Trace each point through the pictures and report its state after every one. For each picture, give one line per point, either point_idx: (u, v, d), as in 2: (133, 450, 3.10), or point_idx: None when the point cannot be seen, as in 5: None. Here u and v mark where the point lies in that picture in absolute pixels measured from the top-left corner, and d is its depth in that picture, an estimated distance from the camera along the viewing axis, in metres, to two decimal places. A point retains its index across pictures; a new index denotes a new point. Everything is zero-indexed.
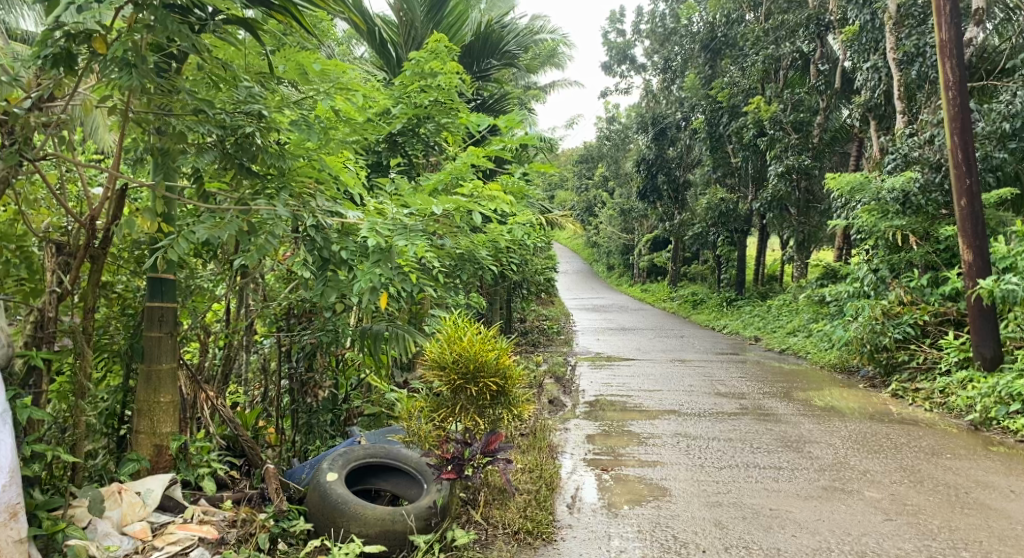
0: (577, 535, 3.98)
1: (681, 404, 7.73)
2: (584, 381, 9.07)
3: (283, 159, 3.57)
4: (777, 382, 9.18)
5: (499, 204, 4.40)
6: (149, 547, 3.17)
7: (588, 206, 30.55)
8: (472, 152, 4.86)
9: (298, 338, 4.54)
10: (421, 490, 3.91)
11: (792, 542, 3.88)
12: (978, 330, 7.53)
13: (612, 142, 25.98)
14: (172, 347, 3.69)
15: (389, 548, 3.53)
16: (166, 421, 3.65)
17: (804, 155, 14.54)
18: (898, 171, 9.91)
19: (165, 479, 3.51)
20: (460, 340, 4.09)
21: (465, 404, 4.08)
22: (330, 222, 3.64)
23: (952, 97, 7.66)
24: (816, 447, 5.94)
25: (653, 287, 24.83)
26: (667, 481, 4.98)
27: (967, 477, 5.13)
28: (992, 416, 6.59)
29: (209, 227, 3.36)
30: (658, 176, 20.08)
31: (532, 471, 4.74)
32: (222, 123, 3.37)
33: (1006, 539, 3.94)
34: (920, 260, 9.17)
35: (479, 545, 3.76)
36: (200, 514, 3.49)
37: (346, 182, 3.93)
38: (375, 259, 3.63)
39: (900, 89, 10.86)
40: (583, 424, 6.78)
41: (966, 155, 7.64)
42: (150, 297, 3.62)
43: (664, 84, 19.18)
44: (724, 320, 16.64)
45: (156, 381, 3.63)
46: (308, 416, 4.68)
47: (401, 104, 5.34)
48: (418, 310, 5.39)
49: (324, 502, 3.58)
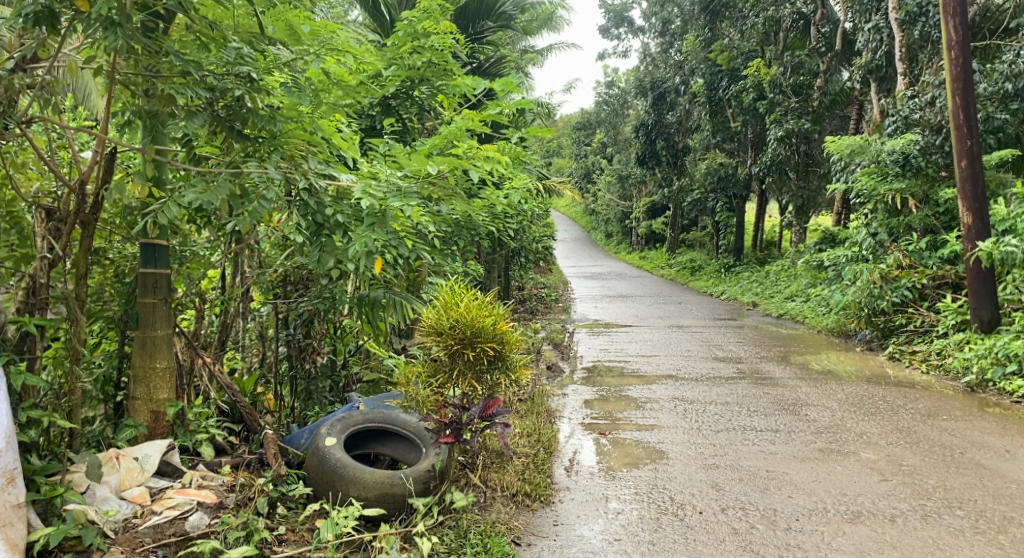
0: (574, 498, 4.02)
1: (679, 368, 7.79)
2: (582, 347, 9.10)
3: (274, 122, 3.49)
4: (774, 346, 9.22)
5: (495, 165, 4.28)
6: (147, 512, 3.17)
7: (586, 172, 30.36)
8: (466, 117, 4.79)
9: (295, 305, 4.53)
10: (420, 454, 3.91)
11: (788, 503, 3.90)
12: (975, 293, 7.55)
13: (610, 107, 25.74)
14: (167, 314, 3.66)
15: (387, 512, 3.52)
16: (162, 387, 3.64)
17: (803, 118, 14.41)
18: (898, 134, 9.85)
19: (162, 444, 3.48)
20: (456, 307, 4.03)
21: (463, 369, 4.05)
22: (324, 185, 3.60)
23: (955, 56, 7.53)
24: (812, 410, 5.98)
25: (650, 255, 24.83)
26: (664, 444, 5.02)
27: (963, 438, 5.16)
28: (988, 378, 6.64)
29: (200, 191, 3.30)
30: (657, 141, 19.94)
31: (530, 435, 4.75)
32: (211, 86, 3.30)
33: (1000, 498, 3.96)
34: (919, 224, 9.24)
35: (478, 507, 3.77)
36: (198, 479, 3.49)
37: (339, 145, 3.84)
38: (369, 224, 3.57)
39: (902, 50, 10.70)
40: (580, 389, 6.81)
41: (968, 116, 7.55)
42: (143, 263, 3.59)
43: (662, 47, 18.93)
44: (722, 286, 16.66)
45: (152, 347, 3.61)
46: (307, 383, 4.66)
47: (394, 67, 5.23)
48: (416, 277, 5.37)
49: (322, 466, 3.59)
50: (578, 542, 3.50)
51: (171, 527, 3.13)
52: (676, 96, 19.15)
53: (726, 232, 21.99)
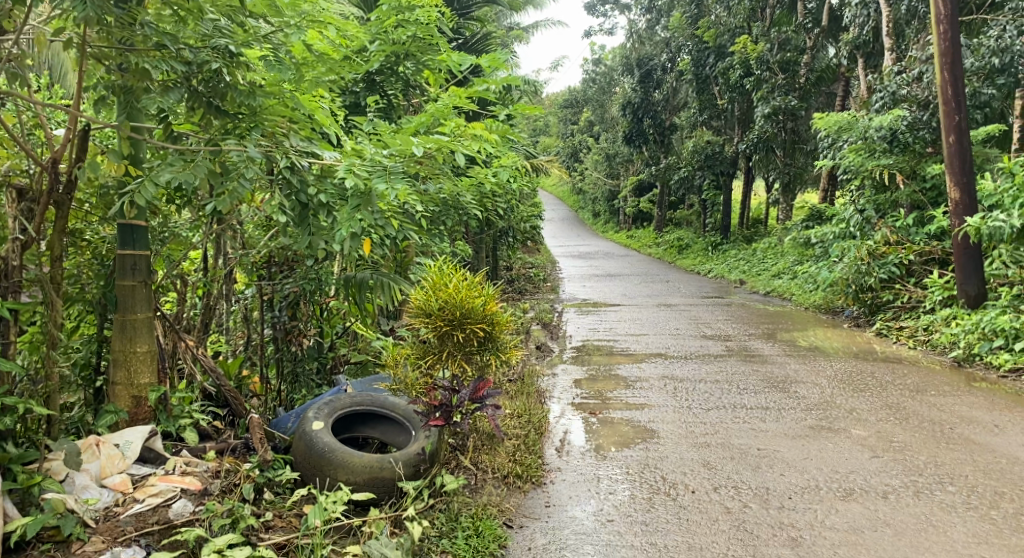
0: (566, 478, 3.98)
1: (668, 347, 7.76)
2: (571, 327, 9.05)
3: (254, 97, 3.37)
4: (761, 324, 9.21)
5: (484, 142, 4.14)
6: (129, 500, 3.08)
7: (573, 151, 30.17)
8: (453, 93, 4.68)
9: (279, 287, 4.39)
10: (409, 437, 3.85)
11: (781, 481, 3.88)
12: (962, 268, 7.54)
13: (596, 85, 25.54)
14: (147, 296, 3.56)
15: (376, 496, 3.46)
16: (143, 371, 3.55)
17: (790, 95, 14.35)
18: (886, 110, 9.84)
19: (144, 430, 3.39)
20: (445, 287, 3.98)
21: (453, 350, 3.97)
22: (306, 163, 3.49)
23: (943, 31, 7.47)
24: (802, 387, 5.97)
25: (637, 233, 24.79)
26: (655, 424, 4.99)
27: (951, 413, 5.17)
28: (975, 352, 6.67)
29: (178, 170, 3.19)
30: (644, 120, 19.83)
31: (520, 416, 4.69)
32: (187, 59, 3.18)
33: (990, 473, 3.95)
34: (906, 199, 9.30)
35: (469, 490, 3.72)
36: (182, 466, 3.40)
37: (321, 122, 3.73)
38: (354, 205, 3.47)
39: (889, 25, 10.65)
40: (570, 368, 6.78)
41: (956, 91, 7.52)
42: (121, 244, 3.48)
43: (648, 24, 18.77)
44: (709, 265, 16.66)
45: (131, 331, 3.52)
46: (293, 365, 4.52)
47: (378, 42, 5.04)
48: (403, 258, 5.27)
49: (309, 450, 3.52)
50: (570, 524, 3.47)
51: (153, 515, 3.05)
52: (662, 73, 19.01)
53: (713, 210, 21.99)
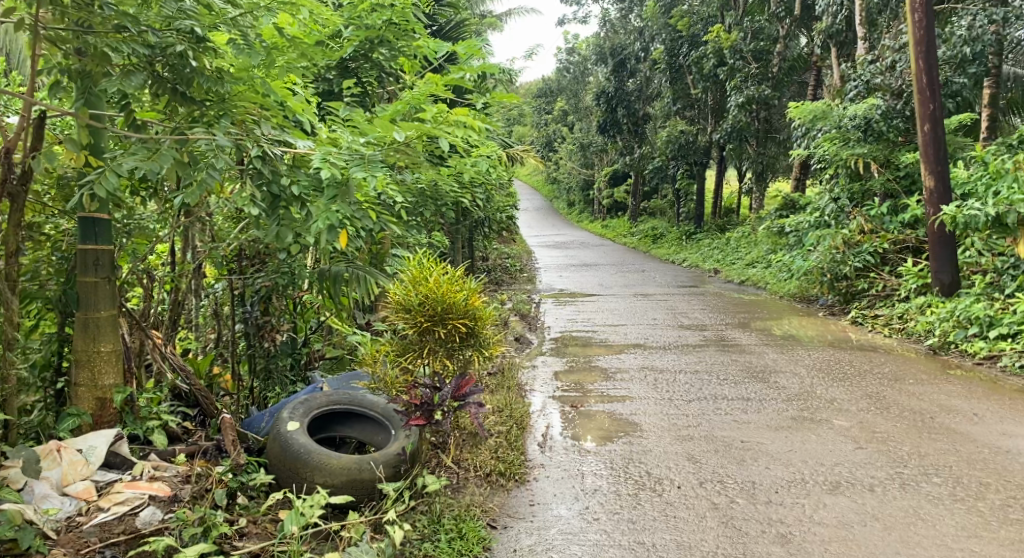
0: (550, 475, 3.90)
1: (646, 337, 7.71)
2: (549, 318, 8.98)
3: (222, 83, 3.23)
4: (738, 313, 9.21)
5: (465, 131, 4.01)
6: (93, 509, 2.94)
7: (547, 141, 30.06)
8: (430, 80, 4.46)
9: (251, 281, 4.23)
10: (389, 437, 3.73)
11: (767, 474, 3.84)
12: (937, 257, 7.58)
13: (570, 74, 25.44)
14: (111, 293, 3.40)
15: (356, 499, 3.34)
16: (108, 372, 3.39)
17: (763, 85, 14.37)
18: (860, 99, 9.89)
19: (109, 434, 3.24)
20: (426, 282, 3.86)
21: (434, 346, 3.87)
22: (278, 153, 3.33)
23: (918, 19, 7.47)
24: (782, 377, 5.95)
25: (612, 223, 24.79)
26: (637, 416, 4.92)
27: (931, 402, 5.18)
28: (950, 340, 6.70)
29: (141, 160, 3.02)
30: (618, 109, 19.81)
31: (502, 411, 4.59)
32: (150, 42, 3.00)
33: (974, 463, 3.94)
34: (880, 188, 9.35)
35: (451, 490, 3.62)
36: (150, 470, 3.25)
37: (294, 109, 3.60)
38: (330, 196, 3.36)
39: (861, 14, 10.70)
40: (549, 360, 6.70)
41: (931, 79, 7.53)
42: (81, 238, 3.31)
43: (621, 12, 18.69)
44: (683, 254, 16.70)
45: (94, 330, 3.35)
46: (266, 361, 4.37)
47: (352, 27, 4.86)
48: (379, 250, 5.03)
49: (284, 452, 3.39)
50: (555, 523, 3.38)
51: (119, 524, 2.90)
52: (636, 62, 18.98)
53: (686, 199, 22.03)
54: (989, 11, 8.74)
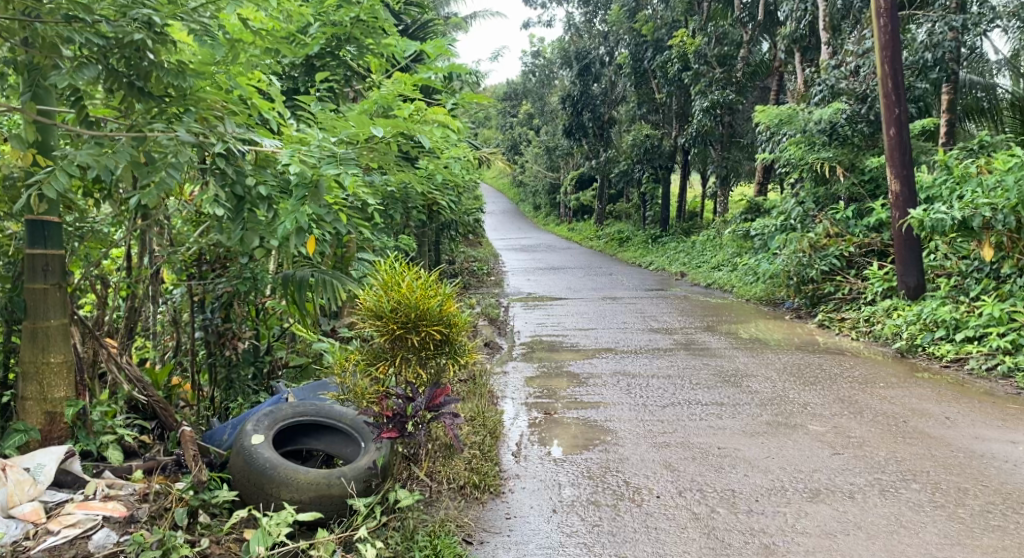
0: (526, 486, 3.79)
1: (616, 341, 7.65)
2: (519, 322, 8.87)
3: (184, 78, 3.02)
4: (706, 316, 9.21)
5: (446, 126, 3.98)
6: (42, 532, 2.74)
7: (513, 144, 30.00)
8: (399, 80, 4.33)
9: (211, 287, 4.08)
10: (359, 449, 3.58)
11: (747, 482, 3.78)
12: (903, 260, 7.65)
13: (536, 78, 25.41)
14: (62, 301, 3.19)
15: (325, 515, 3.19)
16: (58, 385, 3.18)
17: (728, 90, 14.37)
18: (824, 103, 10.00)
19: (60, 452, 3.05)
20: (398, 287, 3.72)
21: (406, 355, 3.72)
22: (243, 151, 3.16)
23: (884, 23, 7.54)
24: (754, 381, 5.93)
25: (579, 226, 24.79)
26: (612, 423, 4.83)
27: (903, 405, 5.20)
28: (918, 343, 6.74)
29: (96, 157, 2.83)
30: (583, 113, 19.86)
31: (474, 420, 4.46)
32: (103, 32, 2.78)
33: (951, 468, 3.94)
34: (845, 192, 9.44)
35: (425, 504, 3.48)
36: (104, 489, 3.06)
37: (261, 106, 3.44)
38: (299, 196, 3.19)
39: (825, 20, 10.82)
40: (520, 365, 6.59)
41: (896, 84, 7.61)
42: (29, 243, 3.10)
43: (586, 17, 18.74)
44: (650, 257, 16.74)
45: (44, 340, 3.15)
46: (227, 370, 4.21)
47: (319, 24, 4.69)
48: (344, 254, 4.88)
49: (248, 466, 3.22)
50: (533, 537, 3.27)
51: (70, 548, 2.71)
52: (601, 67, 19.04)
53: (651, 202, 22.15)
54: (948, 18, 8.87)
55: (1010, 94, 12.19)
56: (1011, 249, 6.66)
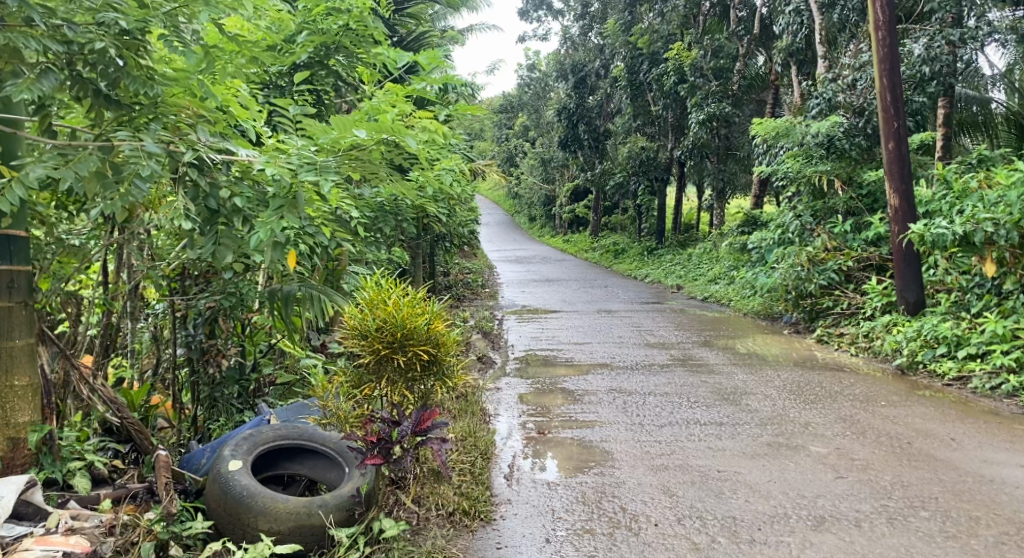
0: (517, 513, 3.62)
1: (612, 356, 7.49)
2: (513, 336, 8.71)
3: (153, 86, 2.88)
4: (703, 330, 9.05)
5: (433, 136, 3.84)
6: None
7: (509, 155, 29.95)
8: (390, 91, 4.23)
9: (194, 302, 3.91)
10: (342, 474, 3.41)
11: (747, 509, 3.62)
12: (902, 275, 7.52)
13: (532, 90, 25.41)
14: (28, 320, 3.04)
15: (304, 547, 3.02)
16: (22, 408, 3.02)
17: (724, 102, 14.22)
18: (821, 116, 9.91)
19: (20, 482, 2.86)
20: (384, 304, 3.55)
21: (392, 376, 3.56)
22: (215, 159, 3.04)
23: (883, 37, 7.41)
24: (752, 399, 5.77)
25: (574, 239, 24.62)
26: (608, 443, 4.67)
27: (907, 425, 5.04)
28: (919, 360, 6.60)
29: (55, 168, 2.68)
30: (579, 125, 19.82)
31: (465, 440, 4.31)
32: (65, 37, 2.66)
33: (961, 495, 3.78)
34: (843, 205, 9.32)
35: (411, 533, 3.31)
36: (67, 522, 2.88)
37: (238, 115, 3.29)
38: (276, 207, 3.05)
39: (822, 34, 10.64)
40: (513, 381, 6.42)
41: (895, 97, 7.48)
42: None
43: (583, 30, 18.71)
44: (645, 270, 16.59)
45: (7, 361, 2.98)
46: (210, 389, 4.04)
47: (306, 32, 4.54)
48: (334, 268, 4.76)
49: (223, 495, 3.05)
50: None
51: None
52: (597, 80, 19.01)
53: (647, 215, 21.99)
54: (945, 32, 8.79)
55: (1006, 108, 12.12)
56: (1013, 265, 6.53)
